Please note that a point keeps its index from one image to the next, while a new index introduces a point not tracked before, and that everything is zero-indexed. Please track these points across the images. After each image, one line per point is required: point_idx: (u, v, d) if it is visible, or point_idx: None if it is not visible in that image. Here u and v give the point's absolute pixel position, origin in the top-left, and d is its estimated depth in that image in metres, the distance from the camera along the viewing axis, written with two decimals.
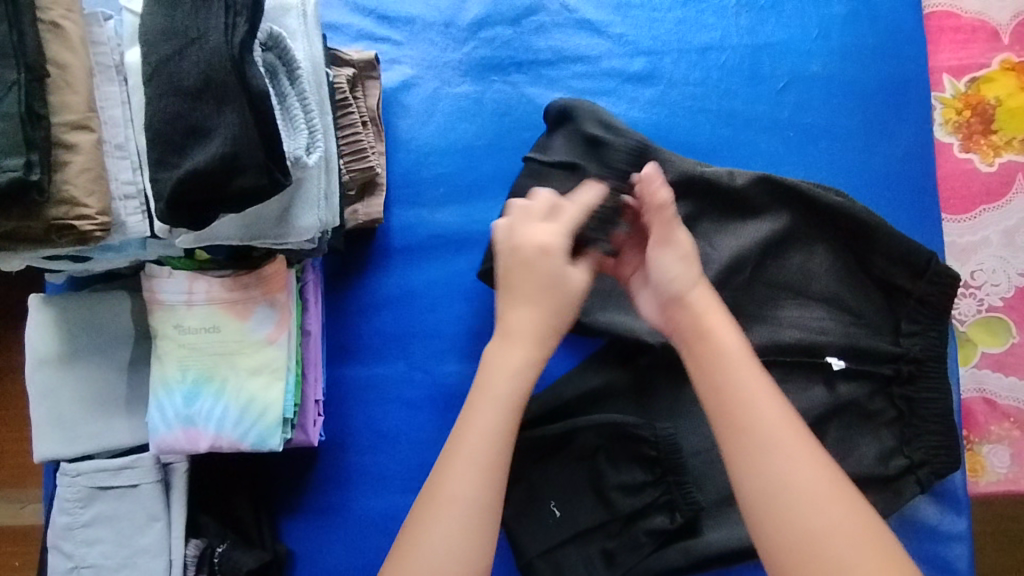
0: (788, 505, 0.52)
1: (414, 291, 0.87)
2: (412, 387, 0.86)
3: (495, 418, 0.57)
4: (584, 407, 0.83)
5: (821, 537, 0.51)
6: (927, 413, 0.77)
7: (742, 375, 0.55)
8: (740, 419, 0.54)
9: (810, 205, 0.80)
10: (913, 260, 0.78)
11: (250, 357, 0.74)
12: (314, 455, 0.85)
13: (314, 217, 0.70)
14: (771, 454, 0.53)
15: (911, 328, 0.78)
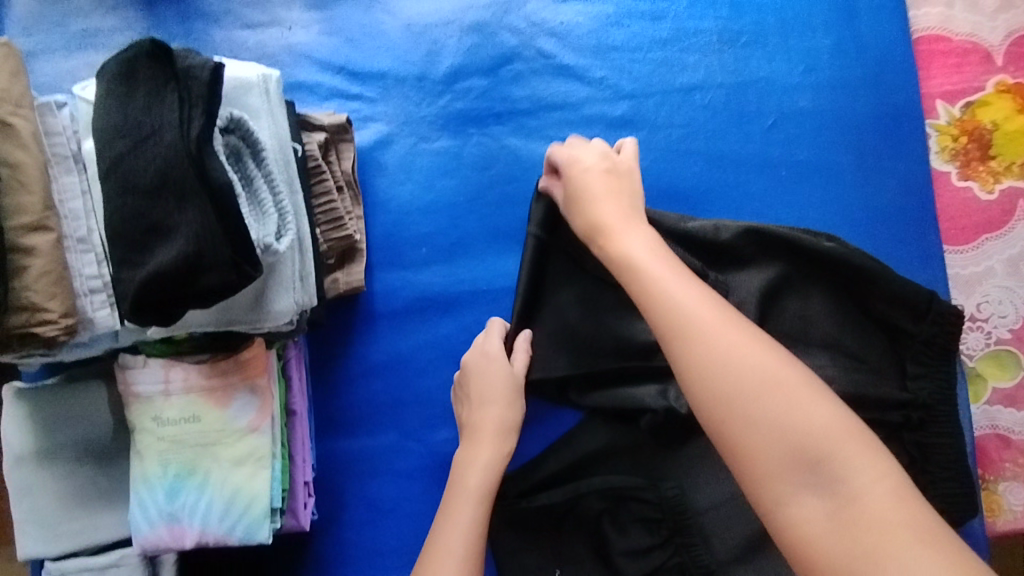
0: (747, 389, 0.49)
1: (402, 357, 0.84)
2: (406, 458, 0.83)
3: (468, 511, 0.68)
4: (581, 470, 0.81)
5: (787, 410, 0.48)
6: (940, 460, 0.71)
7: (666, 282, 0.56)
8: (676, 311, 0.53)
9: (795, 253, 0.76)
10: (915, 300, 0.73)
11: (232, 447, 0.71)
12: (308, 535, 0.82)
13: (290, 299, 0.68)
14: (715, 334, 0.51)
15: (917, 371, 0.73)
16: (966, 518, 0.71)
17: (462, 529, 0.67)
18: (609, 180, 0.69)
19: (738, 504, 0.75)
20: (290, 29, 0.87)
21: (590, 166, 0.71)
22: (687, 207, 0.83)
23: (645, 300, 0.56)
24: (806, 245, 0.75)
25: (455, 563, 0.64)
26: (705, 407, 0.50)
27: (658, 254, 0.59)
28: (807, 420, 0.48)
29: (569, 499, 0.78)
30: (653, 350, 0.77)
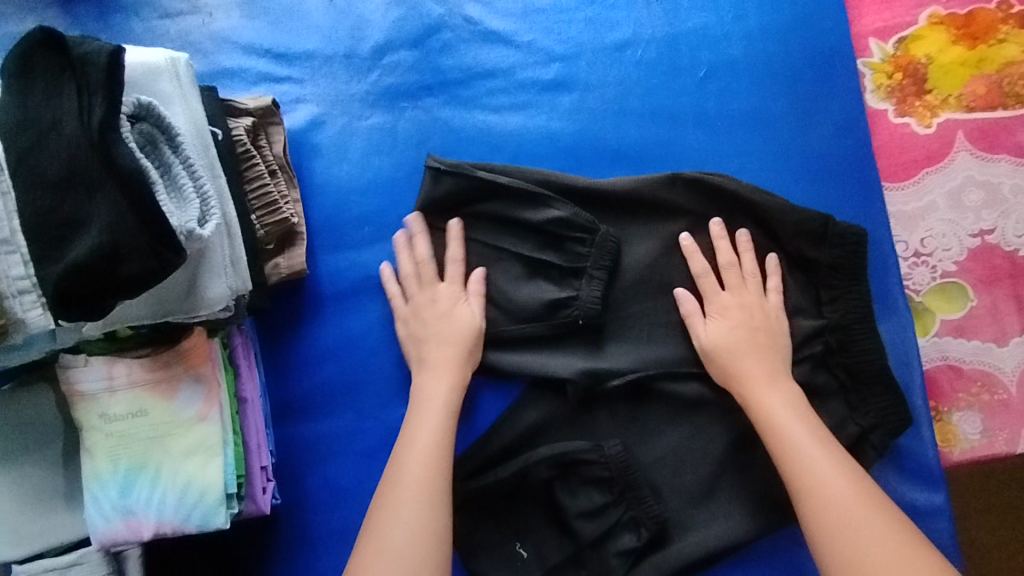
0: (830, 497, 0.63)
1: (353, 337, 0.84)
2: (364, 437, 0.83)
3: (432, 432, 0.71)
4: (526, 442, 0.80)
5: (863, 538, 0.60)
6: (868, 377, 0.76)
7: (767, 393, 0.71)
8: (783, 421, 0.69)
9: (642, 213, 0.80)
10: (812, 227, 0.77)
11: (182, 437, 0.71)
12: (274, 521, 0.82)
13: (223, 285, 0.67)
14: (804, 445, 0.67)
15: (831, 296, 0.77)
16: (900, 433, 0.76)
17: (424, 445, 0.70)
18: (739, 339, 0.75)
19: (678, 455, 0.80)
20: (211, 15, 0.86)
21: (717, 317, 0.77)
22: (625, 166, 0.82)
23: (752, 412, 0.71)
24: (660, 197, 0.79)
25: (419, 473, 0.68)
26: (799, 497, 0.65)
27: (773, 371, 0.73)
28: (874, 533, 0.60)
29: (517, 473, 0.78)
30: (561, 304, 0.78)
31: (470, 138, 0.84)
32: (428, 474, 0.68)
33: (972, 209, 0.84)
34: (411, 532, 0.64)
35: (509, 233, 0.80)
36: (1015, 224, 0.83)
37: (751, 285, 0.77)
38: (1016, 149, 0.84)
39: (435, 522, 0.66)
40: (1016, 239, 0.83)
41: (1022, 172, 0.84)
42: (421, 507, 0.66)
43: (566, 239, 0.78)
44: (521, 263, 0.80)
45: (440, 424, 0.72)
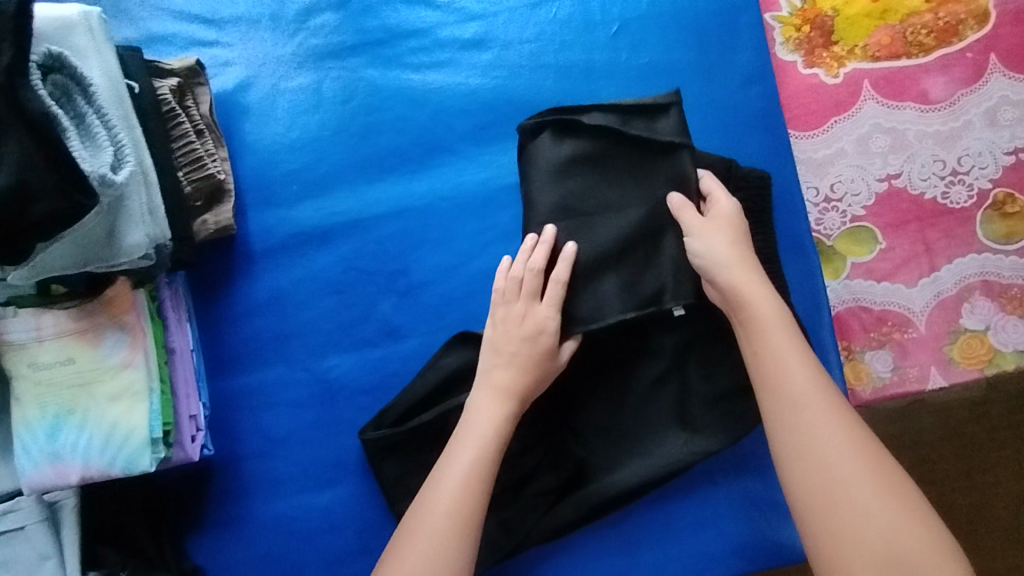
0: (800, 405, 0.59)
1: (284, 292, 0.86)
2: (296, 388, 0.85)
3: (472, 457, 0.67)
4: (452, 390, 0.82)
5: (831, 454, 0.56)
6: None
7: (761, 301, 0.65)
8: (766, 326, 0.63)
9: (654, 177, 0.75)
10: (717, 169, 0.80)
11: (108, 384, 0.74)
12: (211, 471, 0.85)
13: (142, 233, 0.70)
14: (789, 362, 0.61)
15: None
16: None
17: (466, 465, 0.66)
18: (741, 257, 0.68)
19: (598, 398, 0.82)
20: None
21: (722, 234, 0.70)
22: None
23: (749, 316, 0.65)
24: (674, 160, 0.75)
25: (456, 487, 0.65)
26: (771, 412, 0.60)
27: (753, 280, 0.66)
28: (832, 439, 0.57)
29: (441, 417, 0.80)
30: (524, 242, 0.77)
31: (395, 97, 0.86)
32: (464, 493, 0.65)
33: (879, 155, 0.87)
34: (429, 550, 0.62)
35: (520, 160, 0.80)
36: (921, 168, 0.86)
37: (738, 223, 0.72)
38: (921, 95, 0.87)
39: (462, 547, 0.63)
40: (921, 182, 0.86)
41: (926, 118, 0.87)
42: (439, 538, 0.62)
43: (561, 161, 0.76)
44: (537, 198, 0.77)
45: (481, 444, 0.68)
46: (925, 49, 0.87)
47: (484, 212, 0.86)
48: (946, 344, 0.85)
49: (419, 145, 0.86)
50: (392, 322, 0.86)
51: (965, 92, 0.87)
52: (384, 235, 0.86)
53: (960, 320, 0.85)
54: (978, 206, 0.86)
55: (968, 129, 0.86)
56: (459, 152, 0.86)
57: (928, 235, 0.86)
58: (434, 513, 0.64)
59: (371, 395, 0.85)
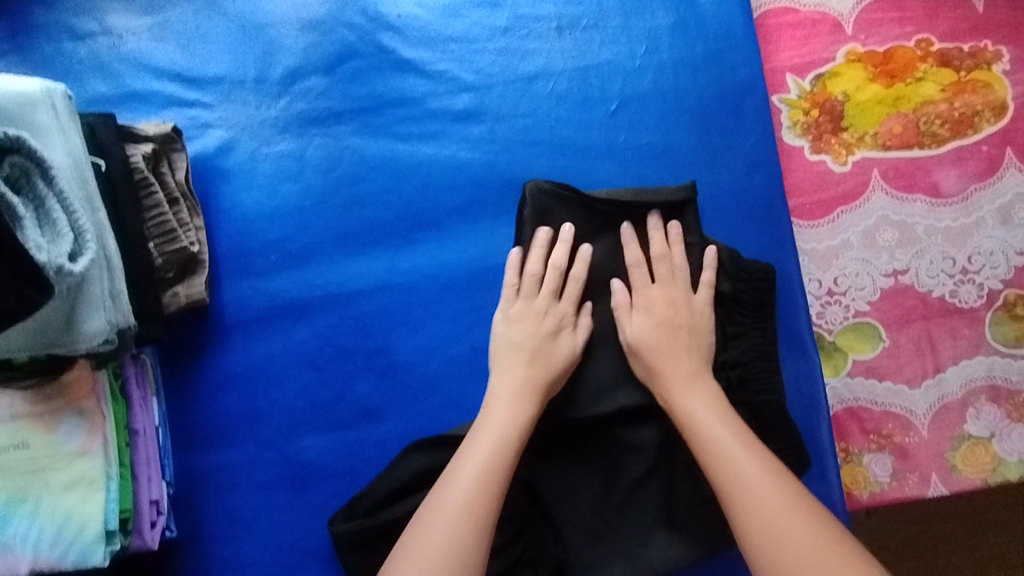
0: (744, 478, 0.61)
1: (257, 367, 0.83)
2: (266, 468, 0.82)
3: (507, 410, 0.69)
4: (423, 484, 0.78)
5: (780, 519, 0.58)
6: (766, 415, 0.75)
7: (713, 426, 0.66)
8: (702, 418, 0.67)
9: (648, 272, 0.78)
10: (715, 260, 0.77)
11: (63, 472, 0.70)
12: (171, 552, 0.81)
13: (102, 318, 0.66)
14: (729, 450, 0.64)
15: (734, 330, 0.76)
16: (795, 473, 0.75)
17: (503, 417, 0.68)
18: (665, 335, 0.72)
19: (584, 495, 0.78)
20: (122, 37, 0.85)
21: (643, 311, 0.74)
22: None
23: (717, 458, 0.64)
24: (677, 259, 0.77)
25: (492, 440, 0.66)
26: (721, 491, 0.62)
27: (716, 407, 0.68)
28: (776, 507, 0.59)
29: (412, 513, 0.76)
30: None
31: (381, 169, 0.83)
32: (498, 448, 0.66)
33: (886, 249, 0.83)
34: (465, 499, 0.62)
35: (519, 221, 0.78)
36: (929, 264, 0.83)
37: (680, 279, 0.75)
38: (932, 188, 0.83)
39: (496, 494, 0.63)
40: (929, 279, 0.83)
41: (936, 213, 0.83)
42: (469, 492, 0.62)
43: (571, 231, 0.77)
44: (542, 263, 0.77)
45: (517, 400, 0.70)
46: (939, 140, 0.84)
47: (467, 293, 0.82)
48: (949, 450, 0.81)
49: (404, 220, 0.83)
50: (370, 403, 0.82)
51: (977, 187, 0.83)
52: (363, 311, 0.83)
53: (964, 425, 0.81)
54: (988, 307, 0.82)
55: (979, 227, 0.83)
56: (446, 229, 0.83)
57: (933, 335, 0.82)
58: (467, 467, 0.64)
59: (343, 480, 0.81)
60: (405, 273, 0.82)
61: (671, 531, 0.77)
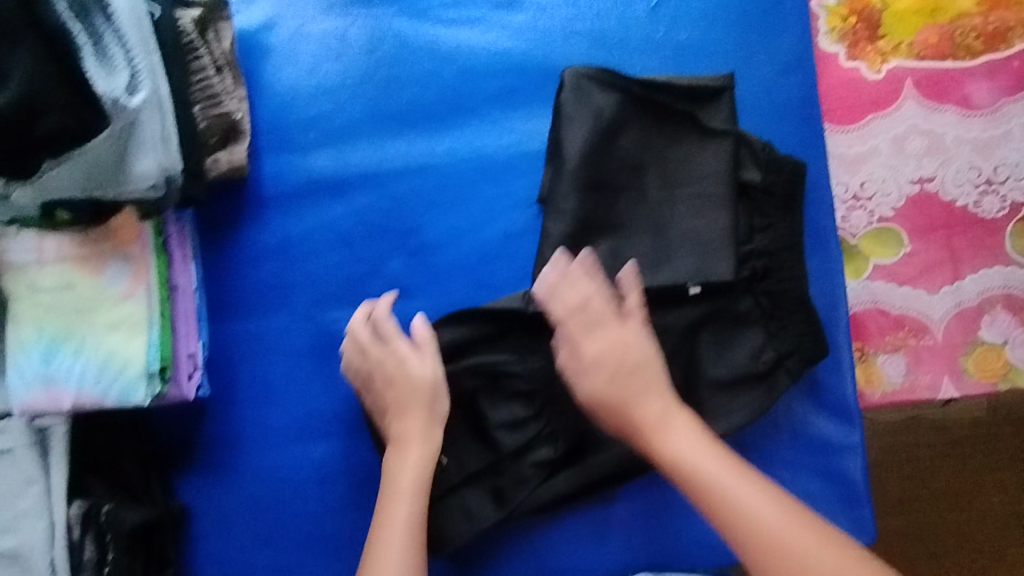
0: (721, 485, 0.61)
1: (292, 240, 0.85)
2: (297, 337, 0.84)
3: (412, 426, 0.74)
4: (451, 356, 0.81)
5: (771, 530, 0.59)
6: (788, 304, 0.77)
7: (679, 437, 0.65)
8: (653, 427, 0.65)
9: (684, 158, 0.79)
10: (750, 150, 0.78)
11: (107, 313, 0.73)
12: (203, 411, 0.84)
13: (153, 161, 0.68)
14: (700, 457, 0.63)
15: (762, 222, 0.78)
16: (813, 360, 0.78)
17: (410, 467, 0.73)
18: None
19: None
20: None
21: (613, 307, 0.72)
22: None
23: (718, 504, 0.61)
24: (712, 146, 0.78)
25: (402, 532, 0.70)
26: (703, 506, 0.61)
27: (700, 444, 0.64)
28: (765, 510, 0.59)
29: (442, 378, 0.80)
30: (556, 194, 0.79)
31: (422, 51, 0.84)
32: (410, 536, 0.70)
33: (914, 157, 0.84)
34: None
35: (558, 103, 0.80)
36: (956, 174, 0.84)
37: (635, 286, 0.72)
38: (963, 99, 0.85)
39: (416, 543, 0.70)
40: (955, 188, 0.84)
41: (966, 124, 0.85)
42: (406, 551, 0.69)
43: (609, 115, 0.78)
44: (579, 144, 0.78)
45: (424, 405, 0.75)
46: (972, 53, 0.85)
47: (501, 177, 0.84)
48: (962, 355, 0.84)
49: (442, 103, 0.84)
50: (400, 281, 0.84)
51: (1007, 100, 0.84)
52: (398, 190, 0.84)
53: (978, 331, 0.84)
54: (1010, 218, 0.84)
55: (1007, 139, 0.84)
56: (483, 114, 0.84)
57: (955, 243, 0.84)
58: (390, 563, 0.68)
59: None
60: (441, 155, 0.84)
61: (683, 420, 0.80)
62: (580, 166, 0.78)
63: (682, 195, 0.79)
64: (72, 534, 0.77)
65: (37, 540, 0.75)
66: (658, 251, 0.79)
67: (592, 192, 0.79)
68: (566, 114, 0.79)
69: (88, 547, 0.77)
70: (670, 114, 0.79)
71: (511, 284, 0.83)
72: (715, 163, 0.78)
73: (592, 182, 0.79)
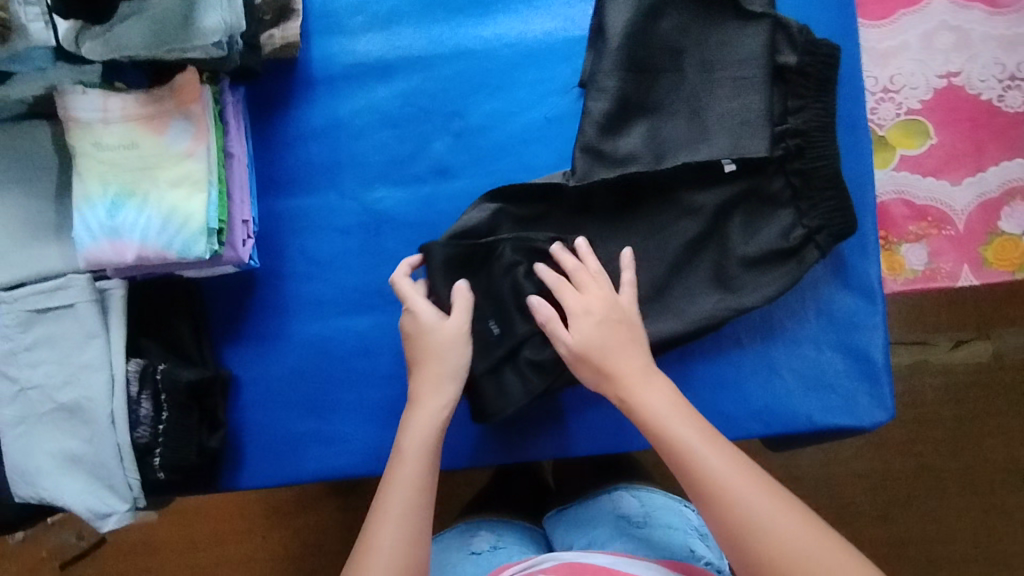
0: (693, 453, 0.65)
1: (340, 121, 0.88)
2: (342, 215, 0.87)
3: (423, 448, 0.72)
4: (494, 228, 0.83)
5: (718, 475, 0.63)
6: (819, 182, 0.80)
7: (655, 400, 0.70)
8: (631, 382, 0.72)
9: (722, 43, 0.82)
10: (787, 32, 0.81)
11: (170, 170, 0.76)
12: (251, 284, 0.88)
13: (218, 17, 0.71)
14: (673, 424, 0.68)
15: (797, 104, 0.81)
16: (841, 238, 0.80)
17: (422, 430, 0.73)
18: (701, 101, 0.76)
19: (642, 251, 0.83)
20: None
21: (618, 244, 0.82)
22: None
23: (676, 465, 0.66)
24: (751, 30, 0.81)
25: (416, 463, 0.71)
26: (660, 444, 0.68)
27: (675, 404, 0.70)
28: (717, 465, 0.64)
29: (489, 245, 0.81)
30: (597, 75, 0.82)
31: None
32: (419, 467, 0.71)
33: (942, 52, 0.87)
34: (402, 525, 0.67)
35: None
36: (981, 69, 0.87)
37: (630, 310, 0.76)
38: None
39: (418, 489, 0.69)
40: (980, 83, 0.87)
41: (992, 21, 0.87)
42: (409, 494, 0.69)
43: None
44: (621, 25, 0.81)
45: (439, 416, 0.74)
46: None
47: (543, 63, 0.87)
48: (981, 245, 0.87)
49: None
50: (444, 161, 0.87)
51: None
52: (444, 74, 0.87)
53: (998, 223, 0.87)
54: None
55: None
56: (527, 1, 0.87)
57: (978, 136, 0.87)
58: (397, 502, 0.68)
59: (415, 230, 0.87)
60: (486, 40, 0.87)
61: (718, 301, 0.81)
62: (621, 48, 0.81)
63: (719, 78, 0.82)
64: (131, 388, 0.79)
65: (98, 389, 0.78)
66: (695, 132, 0.82)
67: (633, 74, 0.82)
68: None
69: (146, 404, 0.80)
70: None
71: (551, 166, 0.86)
72: (752, 47, 0.81)
73: (633, 63, 0.82)
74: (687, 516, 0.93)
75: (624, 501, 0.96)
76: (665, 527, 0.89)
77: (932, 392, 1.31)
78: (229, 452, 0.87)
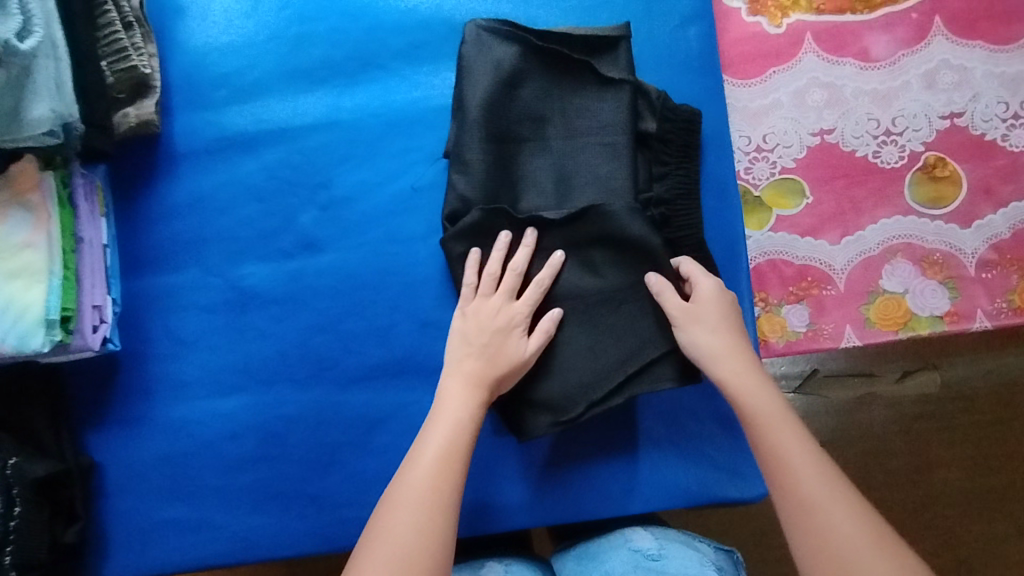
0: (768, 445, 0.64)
1: (205, 196, 0.86)
2: (207, 292, 0.85)
3: (454, 425, 0.68)
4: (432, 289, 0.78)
5: (785, 467, 0.62)
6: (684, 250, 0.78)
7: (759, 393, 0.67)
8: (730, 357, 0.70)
9: (585, 109, 0.80)
10: (646, 97, 0.80)
11: (8, 262, 0.73)
12: (115, 365, 0.85)
13: (48, 107, 0.69)
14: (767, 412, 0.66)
15: (661, 170, 0.80)
16: None
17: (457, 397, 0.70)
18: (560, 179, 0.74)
19: None
20: None
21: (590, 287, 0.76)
22: None
23: (774, 481, 0.63)
24: (612, 96, 0.80)
25: (451, 423, 0.69)
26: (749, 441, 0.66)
27: (782, 413, 0.66)
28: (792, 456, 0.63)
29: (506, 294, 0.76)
30: (462, 145, 0.79)
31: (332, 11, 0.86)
32: (451, 439, 0.68)
33: (814, 109, 0.86)
34: (425, 488, 0.64)
35: (462, 56, 0.81)
36: (855, 125, 0.86)
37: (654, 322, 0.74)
38: (862, 52, 0.87)
39: (454, 457, 0.67)
40: (854, 139, 0.86)
41: (865, 76, 0.86)
42: (438, 457, 0.66)
43: (512, 68, 0.79)
44: (481, 95, 0.79)
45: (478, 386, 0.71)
46: (871, 5, 0.87)
47: (410, 132, 0.85)
48: (863, 304, 0.85)
49: (351, 59, 0.86)
50: (310, 235, 0.85)
51: (905, 52, 0.86)
52: (309, 145, 0.85)
53: (879, 281, 0.85)
54: (909, 168, 0.85)
55: (905, 91, 0.86)
56: (391, 70, 0.86)
57: (855, 194, 0.86)
58: (424, 463, 0.66)
59: (282, 307, 0.85)
60: (352, 110, 0.85)
61: (675, 362, 0.76)
62: (484, 118, 0.79)
63: (585, 145, 0.80)
64: None
65: None
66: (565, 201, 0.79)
67: (498, 143, 0.79)
68: (469, 69, 0.80)
69: None
70: (572, 66, 0.80)
71: (419, 237, 0.84)
72: (614, 111, 0.79)
73: (494, 133, 0.79)
74: (707, 551, 0.77)
75: (636, 534, 0.81)
76: (685, 561, 0.75)
77: (879, 425, 1.25)
78: (94, 542, 0.84)
